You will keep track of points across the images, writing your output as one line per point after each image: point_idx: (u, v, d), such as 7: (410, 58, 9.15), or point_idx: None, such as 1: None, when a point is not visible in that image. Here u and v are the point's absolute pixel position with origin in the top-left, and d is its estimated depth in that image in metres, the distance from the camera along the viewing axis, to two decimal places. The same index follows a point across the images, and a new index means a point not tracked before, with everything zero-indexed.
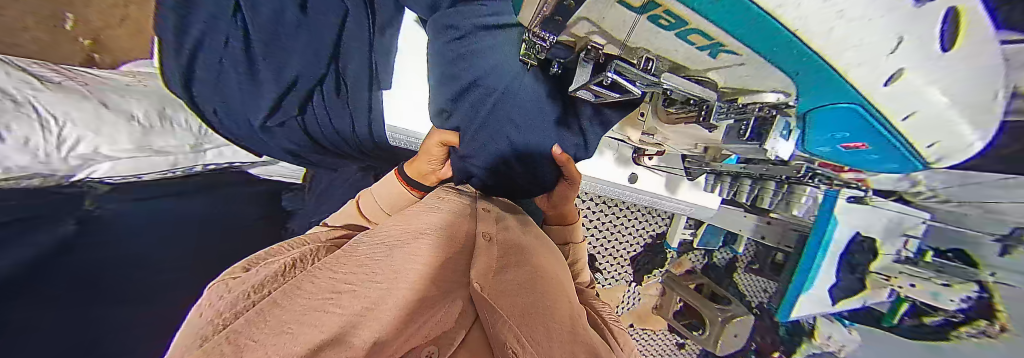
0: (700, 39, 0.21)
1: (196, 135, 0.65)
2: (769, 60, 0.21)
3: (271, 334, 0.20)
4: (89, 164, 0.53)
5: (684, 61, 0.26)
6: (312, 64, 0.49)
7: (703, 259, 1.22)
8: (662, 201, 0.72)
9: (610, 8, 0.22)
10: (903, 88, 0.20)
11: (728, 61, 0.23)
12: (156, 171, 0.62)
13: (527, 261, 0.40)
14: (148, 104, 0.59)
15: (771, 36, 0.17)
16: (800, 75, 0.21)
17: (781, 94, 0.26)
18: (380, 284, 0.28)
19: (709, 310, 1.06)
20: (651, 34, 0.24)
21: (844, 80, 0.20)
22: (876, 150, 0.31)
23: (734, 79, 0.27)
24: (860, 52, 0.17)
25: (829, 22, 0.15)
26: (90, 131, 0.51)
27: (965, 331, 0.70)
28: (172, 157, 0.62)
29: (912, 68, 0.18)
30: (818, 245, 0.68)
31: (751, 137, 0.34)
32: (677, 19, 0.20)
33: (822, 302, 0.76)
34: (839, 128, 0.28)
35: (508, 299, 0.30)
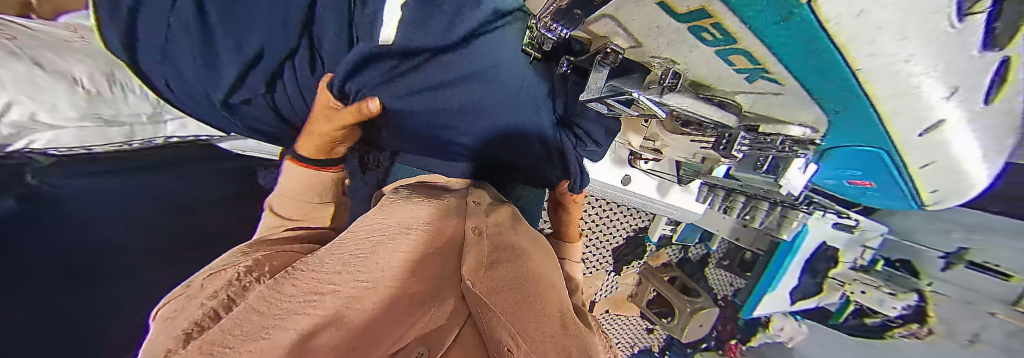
0: (742, 60, 0.21)
1: (153, 104, 0.57)
2: (807, 88, 0.22)
3: (246, 340, 0.15)
4: (26, 134, 0.45)
5: (712, 79, 0.27)
6: (277, 35, 0.41)
7: (679, 254, 1.28)
8: (651, 203, 0.73)
9: (646, 12, 0.21)
10: (922, 120, 0.22)
11: (762, 89, 0.25)
12: (109, 144, 0.55)
13: (517, 258, 0.39)
14: (93, 65, 0.50)
15: (825, 67, 0.18)
16: (835, 105, 0.23)
17: (809, 129, 0.29)
18: (364, 283, 0.26)
19: (679, 300, 1.13)
20: (687, 47, 0.23)
21: (881, 113, 0.22)
22: (866, 169, 0.33)
23: (759, 104, 0.28)
24: (903, 88, 0.19)
25: (889, 61, 0.16)
26: (25, 96, 0.43)
27: (897, 332, 0.78)
28: (127, 128, 0.56)
29: (937, 102, 0.20)
30: (787, 252, 0.73)
31: (767, 170, 0.35)
32: (724, 36, 0.19)
33: (782, 302, 0.83)
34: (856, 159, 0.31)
35: (500, 295, 0.30)
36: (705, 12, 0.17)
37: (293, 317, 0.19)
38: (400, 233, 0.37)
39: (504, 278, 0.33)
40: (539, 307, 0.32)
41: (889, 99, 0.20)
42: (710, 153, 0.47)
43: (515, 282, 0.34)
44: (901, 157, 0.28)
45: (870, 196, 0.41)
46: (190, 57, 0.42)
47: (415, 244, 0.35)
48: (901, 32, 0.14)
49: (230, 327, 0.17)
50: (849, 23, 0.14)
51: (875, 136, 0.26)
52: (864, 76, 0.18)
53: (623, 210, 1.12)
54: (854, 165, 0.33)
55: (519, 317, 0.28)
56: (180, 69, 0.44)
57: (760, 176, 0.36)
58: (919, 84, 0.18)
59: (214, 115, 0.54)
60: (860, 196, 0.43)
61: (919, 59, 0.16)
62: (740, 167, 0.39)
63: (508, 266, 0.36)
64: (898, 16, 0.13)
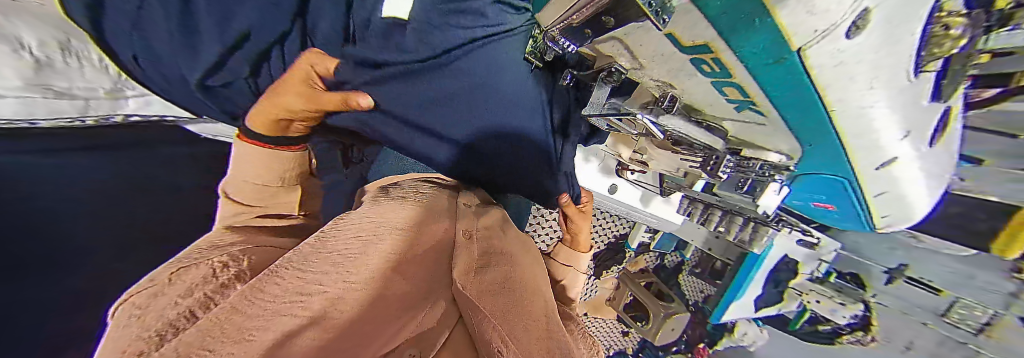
0: (734, 92, 0.23)
1: (113, 80, 0.51)
2: (787, 123, 0.24)
3: (229, 339, 0.16)
4: None
5: (704, 105, 0.28)
6: (268, 19, 0.39)
7: (656, 260, 1.34)
8: (635, 212, 0.76)
9: (653, 39, 0.22)
10: (881, 158, 0.25)
11: (749, 118, 0.26)
12: (60, 120, 0.48)
13: (507, 262, 0.41)
14: (41, 29, 0.42)
15: (804, 107, 0.20)
16: (808, 139, 0.25)
17: (784, 156, 0.31)
18: (354, 285, 0.27)
19: (653, 305, 1.18)
20: (685, 75, 0.24)
21: (845, 150, 0.25)
22: (828, 196, 0.36)
23: (744, 132, 0.30)
24: (860, 133, 0.21)
25: (858, 103, 0.18)
26: None
27: (846, 338, 0.87)
28: (82, 102, 0.49)
29: (891, 146, 0.23)
30: (754, 263, 0.78)
31: (748, 189, 0.38)
32: (721, 70, 0.20)
33: (747, 309, 0.88)
34: (819, 186, 0.35)
35: (490, 299, 0.32)
36: (708, 46, 0.18)
37: (279, 318, 0.20)
38: (388, 235, 0.36)
39: (493, 282, 0.35)
40: (526, 313, 0.34)
41: (854, 139, 0.23)
42: (694, 170, 0.50)
43: (503, 285, 0.36)
44: (860, 190, 0.31)
45: (828, 218, 0.45)
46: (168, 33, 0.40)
47: (403, 241, 0.36)
48: (869, 81, 0.16)
49: (211, 326, 0.17)
50: (830, 71, 0.15)
51: (838, 170, 0.29)
52: (837, 118, 0.20)
53: (606, 217, 1.15)
54: (818, 192, 0.37)
55: (506, 319, 0.30)
56: (153, 43, 0.40)
57: (739, 194, 0.39)
58: (880, 125, 0.21)
59: (187, 97, 0.50)
60: (822, 217, 0.47)
61: (877, 105, 0.18)
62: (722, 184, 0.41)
63: (500, 269, 0.38)
64: (875, 62, 0.15)
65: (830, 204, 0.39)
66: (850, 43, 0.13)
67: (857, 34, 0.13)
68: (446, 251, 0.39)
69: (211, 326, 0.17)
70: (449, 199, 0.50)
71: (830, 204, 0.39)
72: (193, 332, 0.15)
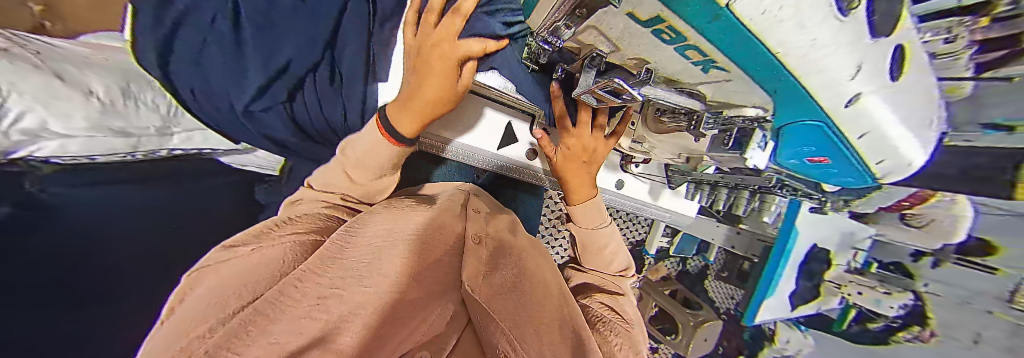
0: (695, 54, 0.25)
1: (161, 118, 0.57)
2: (751, 76, 0.25)
3: (281, 328, 0.21)
4: (35, 141, 0.42)
5: (677, 74, 0.31)
6: (304, 51, 0.46)
7: (677, 265, 1.30)
8: (646, 207, 0.76)
9: (617, 18, 0.25)
10: (851, 100, 0.25)
11: (716, 77, 0.29)
12: (114, 154, 0.52)
13: (514, 263, 0.42)
14: (109, 79, 0.50)
15: (760, 59, 0.22)
16: (778, 90, 0.26)
17: (761, 110, 0.33)
18: (367, 288, 0.28)
19: (680, 314, 1.11)
20: (653, 46, 0.27)
21: (819, 100, 0.25)
22: (825, 152, 0.35)
23: (720, 93, 0.32)
24: (825, 76, 0.22)
25: (799, 49, 0.19)
26: (40, 104, 0.42)
27: (903, 336, 0.70)
28: (132, 139, 0.53)
29: (858, 89, 0.24)
30: (781, 252, 0.72)
31: (732, 146, 0.41)
32: (677, 36, 0.23)
33: (783, 309, 0.78)
34: (807, 141, 0.34)
35: (500, 302, 0.33)
36: (661, 18, 0.22)
37: (302, 321, 0.22)
38: (401, 240, 0.37)
39: (502, 284, 0.36)
40: (534, 317, 0.34)
41: (823, 89, 0.24)
42: (696, 152, 0.51)
43: (512, 288, 0.37)
44: (849, 144, 0.31)
45: (831, 177, 0.44)
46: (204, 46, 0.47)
47: (411, 242, 0.37)
48: (802, 28, 0.18)
49: (247, 318, 0.21)
50: (760, 21, 0.17)
51: (814, 120, 0.29)
52: (793, 66, 0.21)
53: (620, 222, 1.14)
54: (810, 148, 0.35)
55: (516, 323, 0.31)
56: (207, 74, 0.47)
57: (729, 152, 0.42)
58: (836, 73, 0.22)
59: (233, 126, 0.56)
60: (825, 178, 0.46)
61: (824, 46, 0.19)
62: (714, 146, 0.45)
63: (509, 271, 0.39)
64: (797, 14, 0.17)
65: (824, 158, 0.37)
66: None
67: None
68: (455, 258, 0.40)
69: (243, 325, 0.20)
70: (450, 204, 0.50)
71: (824, 158, 0.37)
72: (236, 327, 0.19)
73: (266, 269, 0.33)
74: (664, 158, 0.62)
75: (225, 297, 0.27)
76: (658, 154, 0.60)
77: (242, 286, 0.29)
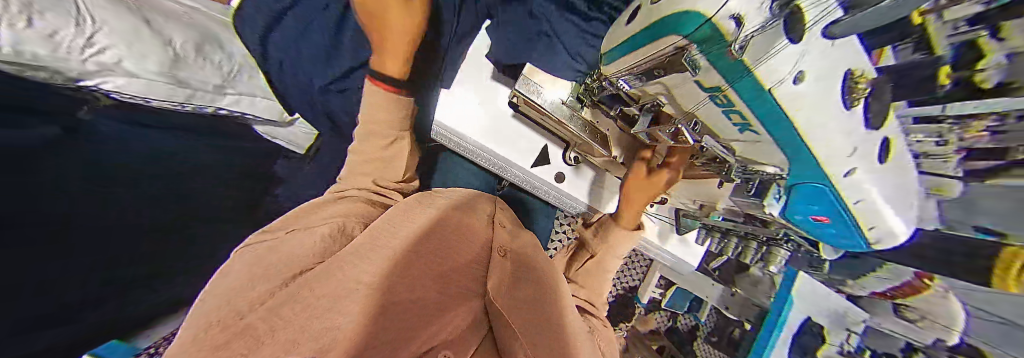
0: (737, 117, 0.29)
1: (222, 77, 0.58)
2: (776, 143, 0.28)
3: (281, 344, 0.24)
4: (103, 74, 0.43)
5: (718, 130, 0.35)
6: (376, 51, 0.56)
7: (668, 320, 1.26)
8: (651, 248, 0.78)
9: (685, 84, 0.31)
10: (847, 173, 0.27)
11: (748, 137, 0.31)
12: (170, 102, 0.52)
13: (534, 278, 0.44)
14: (189, 35, 0.53)
15: (779, 128, 0.25)
16: (797, 160, 0.29)
17: (778, 168, 0.33)
18: (399, 285, 0.31)
19: None
20: (704, 105, 0.31)
21: (823, 172, 0.28)
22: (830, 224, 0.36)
23: (749, 151, 0.34)
24: (833, 150, 0.25)
25: (817, 124, 0.23)
26: (123, 42, 0.44)
27: None
28: (190, 92, 0.54)
29: (857, 164, 0.26)
30: (775, 322, 0.65)
31: (754, 194, 0.40)
32: (726, 101, 0.28)
33: None
34: (813, 202, 0.33)
35: (518, 314, 0.37)
36: (719, 88, 0.26)
37: (315, 321, 0.27)
38: (434, 239, 0.38)
39: (525, 297, 0.40)
40: (543, 324, 0.39)
41: (833, 162, 0.26)
42: (709, 199, 0.54)
43: (534, 301, 0.40)
44: (850, 211, 0.32)
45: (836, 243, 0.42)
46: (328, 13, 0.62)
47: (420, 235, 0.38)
48: (818, 106, 0.22)
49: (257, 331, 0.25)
50: (790, 102, 0.22)
51: (814, 182, 0.30)
52: (809, 136, 0.24)
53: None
54: (813, 207, 0.34)
55: (527, 332, 0.36)
56: None
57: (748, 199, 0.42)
58: (842, 148, 0.25)
59: None
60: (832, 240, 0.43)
61: (832, 123, 0.23)
62: (734, 193, 0.45)
63: (529, 289, 0.41)
64: (811, 103, 0.21)
65: (827, 218, 0.35)
66: (799, 91, 0.21)
67: (801, 80, 0.21)
68: (481, 264, 0.41)
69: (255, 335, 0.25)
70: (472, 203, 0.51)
71: (827, 218, 0.35)
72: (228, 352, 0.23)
73: (313, 243, 0.37)
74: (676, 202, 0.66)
75: (269, 272, 0.32)
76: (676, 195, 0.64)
77: (291, 261, 0.34)
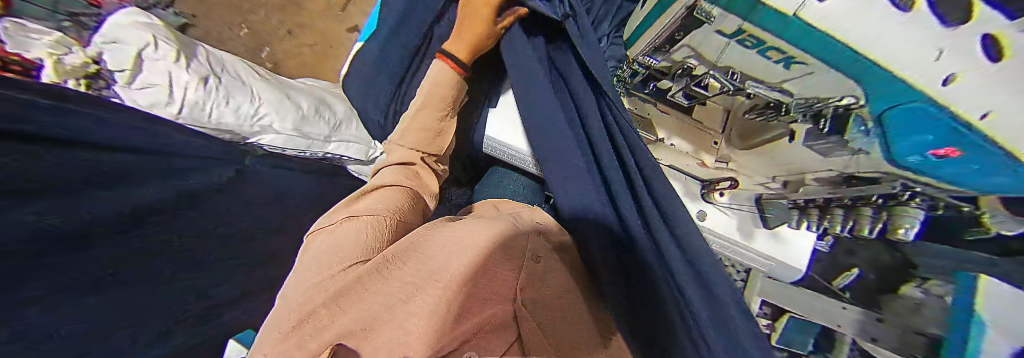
0: (775, 54, 0.29)
1: (331, 127, 0.74)
2: (836, 68, 0.27)
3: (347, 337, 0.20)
4: (258, 132, 0.62)
5: (762, 75, 0.35)
6: None
7: None
8: (735, 249, 0.63)
9: (709, 38, 0.33)
10: (946, 79, 0.21)
11: (801, 71, 0.30)
12: (295, 150, 0.68)
13: (592, 281, 0.37)
14: (313, 101, 0.73)
15: (846, 54, 0.24)
16: (873, 79, 0.25)
17: (851, 98, 0.30)
18: (448, 274, 0.25)
19: None
20: (739, 53, 0.33)
21: (907, 82, 0.23)
22: (968, 155, 0.26)
23: (809, 88, 0.33)
24: (906, 59, 0.21)
25: (869, 39, 0.21)
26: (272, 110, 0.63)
27: None
28: (309, 141, 0.69)
29: (951, 67, 0.20)
30: None
31: (831, 131, 0.37)
32: (757, 42, 0.28)
33: None
34: (923, 129, 0.27)
35: (568, 328, 0.29)
36: (742, 29, 0.27)
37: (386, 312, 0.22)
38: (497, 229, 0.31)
39: (575, 310, 0.32)
40: (608, 350, 0.31)
41: (911, 69, 0.22)
42: (796, 169, 0.51)
43: (585, 316, 0.32)
44: (977, 131, 0.23)
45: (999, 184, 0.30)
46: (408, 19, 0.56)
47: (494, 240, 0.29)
48: (855, 21, 0.20)
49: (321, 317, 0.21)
50: (828, 25, 0.21)
51: (914, 102, 0.25)
52: (871, 53, 0.22)
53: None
54: (927, 137, 0.27)
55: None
56: None
57: (826, 137, 0.38)
58: (913, 56, 0.21)
59: None
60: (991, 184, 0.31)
61: (881, 32, 0.20)
62: (809, 138, 0.41)
63: (582, 296, 0.34)
64: (855, 16, 0.20)
65: (952, 151, 0.27)
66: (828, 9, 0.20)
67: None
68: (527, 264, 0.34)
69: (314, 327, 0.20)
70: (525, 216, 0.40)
71: (953, 151, 0.27)
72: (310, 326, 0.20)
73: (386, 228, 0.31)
74: (754, 186, 0.60)
75: (335, 255, 0.27)
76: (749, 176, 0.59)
77: (352, 243, 0.28)
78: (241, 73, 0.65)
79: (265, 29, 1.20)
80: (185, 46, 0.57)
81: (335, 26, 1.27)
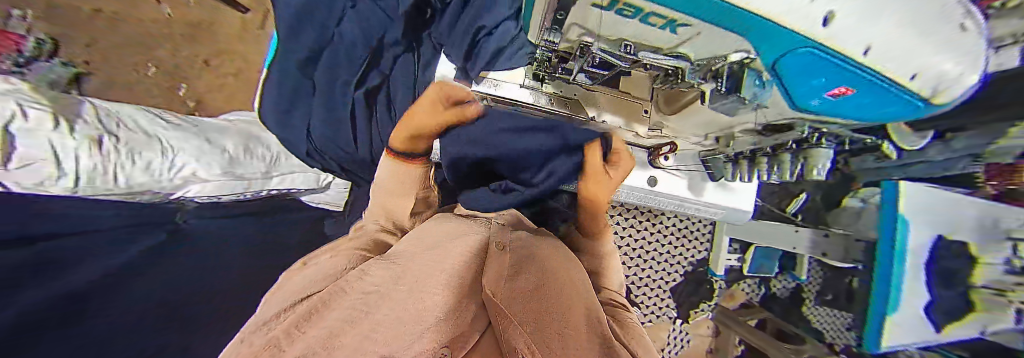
0: (658, 19, 0.24)
1: (268, 164, 0.72)
2: (720, 28, 0.22)
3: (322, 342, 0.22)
4: (184, 185, 0.59)
5: (658, 43, 0.29)
6: (403, 93, 0.66)
7: (758, 289, 1.18)
8: (689, 204, 0.75)
9: (589, 13, 0.27)
10: (823, 22, 0.18)
11: (686, 35, 0.26)
12: (232, 194, 0.67)
13: (538, 267, 0.40)
14: (237, 141, 0.69)
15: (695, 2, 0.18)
16: (760, 38, 0.21)
17: (745, 53, 0.27)
18: (401, 286, 0.32)
19: (777, 350, 0.98)
20: (618, 23, 0.27)
21: (786, 31, 0.19)
22: (836, 79, 0.24)
23: (702, 53, 0.30)
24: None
25: None
26: (194, 159, 0.60)
27: None
28: (248, 182, 0.67)
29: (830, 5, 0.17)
30: (891, 254, 0.59)
31: (727, 90, 0.35)
32: (636, 10, 0.23)
33: (921, 329, 0.62)
34: (815, 75, 0.24)
35: (519, 303, 0.30)
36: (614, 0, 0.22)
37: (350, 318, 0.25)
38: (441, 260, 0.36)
39: (523, 288, 0.33)
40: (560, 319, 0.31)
41: (790, 19, 0.18)
42: (724, 126, 0.51)
43: (535, 291, 0.34)
44: (878, 74, 0.22)
45: (872, 113, 0.29)
46: (326, 30, 0.58)
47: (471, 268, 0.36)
48: None
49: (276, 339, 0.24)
50: None
51: (802, 48, 0.21)
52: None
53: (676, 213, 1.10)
54: (818, 80, 0.25)
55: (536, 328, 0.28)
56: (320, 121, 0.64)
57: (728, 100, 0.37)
58: None
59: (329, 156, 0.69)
60: (866, 115, 0.30)
61: None
62: (715, 99, 0.40)
63: (528, 277, 0.36)
64: None
65: (845, 89, 0.26)
66: None
67: None
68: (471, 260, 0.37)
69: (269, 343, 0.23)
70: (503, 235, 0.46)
71: (846, 89, 0.26)
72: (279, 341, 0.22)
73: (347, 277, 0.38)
74: (689, 146, 0.65)
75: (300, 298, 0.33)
76: (683, 138, 0.61)
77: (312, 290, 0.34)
78: (141, 123, 0.59)
79: (180, 64, 1.07)
80: (57, 104, 0.49)
81: (265, 48, 1.17)
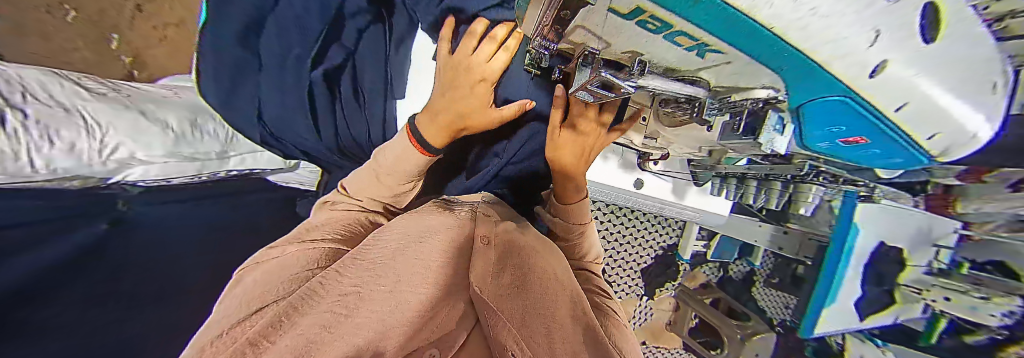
0: (686, 40, 0.23)
1: (222, 142, 0.66)
2: (754, 58, 0.21)
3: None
4: (124, 168, 0.53)
5: (677, 63, 0.29)
6: (376, 76, 0.60)
7: (719, 272, 1.30)
8: (670, 206, 0.79)
9: (606, 20, 0.24)
10: (873, 71, 0.19)
11: (717, 60, 0.25)
12: (183, 177, 0.63)
13: (525, 263, 0.38)
14: (181, 114, 0.61)
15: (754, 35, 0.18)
16: (793, 75, 0.22)
17: (771, 90, 0.28)
18: (383, 286, 0.29)
19: (727, 326, 1.09)
20: (642, 39, 0.25)
21: (830, 74, 0.20)
22: (855, 126, 0.26)
23: (724, 78, 0.29)
24: (840, 47, 0.17)
25: (797, 20, 0.15)
26: (129, 137, 0.52)
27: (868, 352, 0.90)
28: (200, 163, 0.63)
29: (881, 57, 0.18)
30: (841, 251, 0.64)
31: (745, 132, 0.38)
32: (663, 24, 0.21)
33: (849, 318, 0.70)
34: (837, 121, 0.26)
35: (508, 302, 0.31)
36: (642, 8, 0.20)
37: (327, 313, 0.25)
38: (413, 245, 0.35)
39: (506, 286, 0.33)
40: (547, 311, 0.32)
41: (838, 65, 0.19)
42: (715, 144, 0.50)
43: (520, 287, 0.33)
44: (893, 122, 0.24)
45: (871, 158, 0.32)
46: None
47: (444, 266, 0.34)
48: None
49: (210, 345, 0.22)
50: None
51: (832, 96, 0.22)
52: (790, 39, 0.17)
53: None
54: (839, 128, 0.27)
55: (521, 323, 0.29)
56: (284, 101, 0.60)
57: (742, 139, 0.38)
58: (852, 38, 0.16)
59: (295, 137, 0.65)
60: (859, 158, 0.34)
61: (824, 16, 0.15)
62: (726, 135, 0.42)
63: (516, 272, 0.35)
64: None
65: (860, 138, 0.28)
66: None
67: None
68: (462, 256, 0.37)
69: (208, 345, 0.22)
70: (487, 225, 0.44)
71: (861, 138, 0.28)
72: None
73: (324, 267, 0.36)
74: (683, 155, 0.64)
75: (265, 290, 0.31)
76: (675, 149, 0.60)
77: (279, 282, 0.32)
78: (54, 94, 0.48)
79: (104, 6, 0.88)
80: None
81: None
